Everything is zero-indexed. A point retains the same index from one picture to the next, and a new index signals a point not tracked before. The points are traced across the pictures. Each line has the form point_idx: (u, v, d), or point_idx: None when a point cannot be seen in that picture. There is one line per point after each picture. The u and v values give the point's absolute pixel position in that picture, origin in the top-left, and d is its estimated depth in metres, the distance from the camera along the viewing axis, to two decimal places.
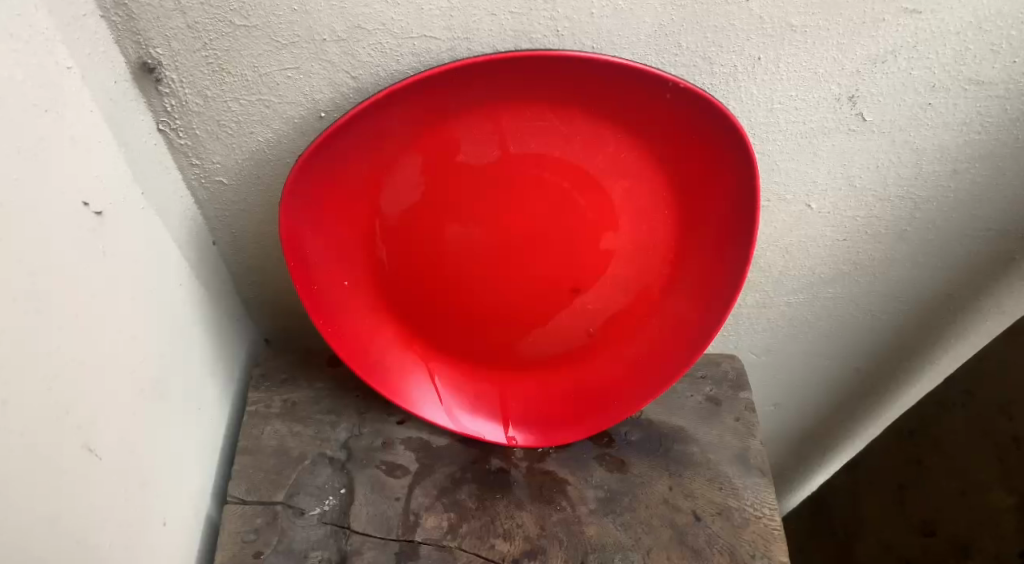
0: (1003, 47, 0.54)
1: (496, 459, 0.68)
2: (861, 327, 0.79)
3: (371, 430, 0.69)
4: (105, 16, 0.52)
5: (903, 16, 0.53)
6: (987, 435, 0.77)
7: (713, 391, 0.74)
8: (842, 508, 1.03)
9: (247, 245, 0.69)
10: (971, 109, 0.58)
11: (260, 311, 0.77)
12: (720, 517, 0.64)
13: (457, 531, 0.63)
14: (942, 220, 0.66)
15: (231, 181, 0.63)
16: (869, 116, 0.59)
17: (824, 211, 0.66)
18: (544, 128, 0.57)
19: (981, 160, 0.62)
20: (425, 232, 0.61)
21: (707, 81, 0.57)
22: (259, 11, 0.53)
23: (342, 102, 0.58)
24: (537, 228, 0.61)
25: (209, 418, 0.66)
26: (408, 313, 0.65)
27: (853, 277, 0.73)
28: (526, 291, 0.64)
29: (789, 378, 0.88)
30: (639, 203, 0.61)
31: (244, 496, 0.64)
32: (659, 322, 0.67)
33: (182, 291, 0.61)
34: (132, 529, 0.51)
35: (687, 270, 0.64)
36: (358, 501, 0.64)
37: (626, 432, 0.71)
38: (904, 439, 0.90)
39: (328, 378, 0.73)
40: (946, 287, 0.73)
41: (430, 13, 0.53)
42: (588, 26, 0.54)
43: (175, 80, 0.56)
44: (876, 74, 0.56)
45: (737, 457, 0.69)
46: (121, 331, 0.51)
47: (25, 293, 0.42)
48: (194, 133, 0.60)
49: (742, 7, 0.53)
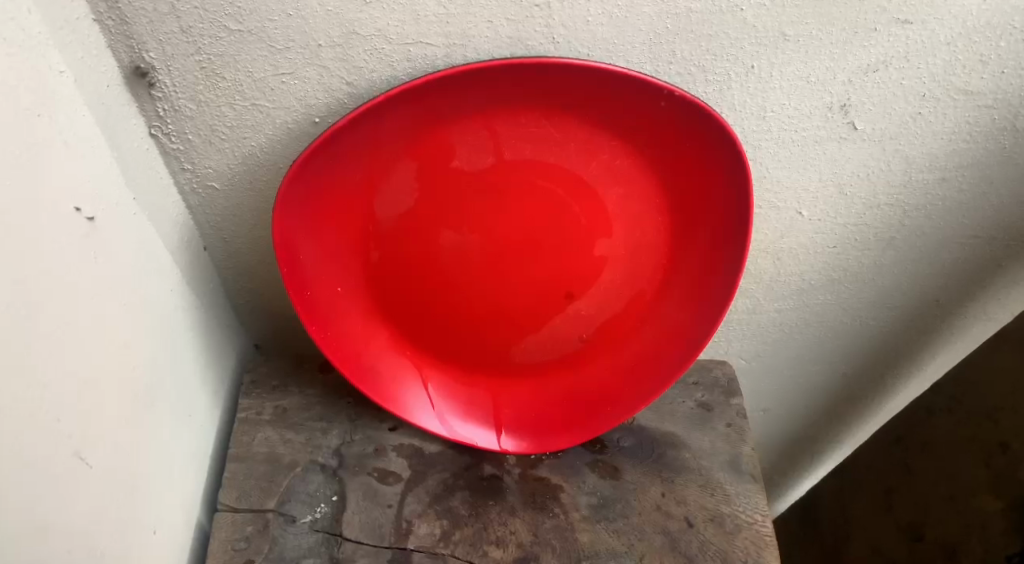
0: (992, 58, 0.55)
1: (489, 466, 0.68)
2: (850, 333, 0.80)
3: (362, 436, 0.69)
4: (98, 20, 0.51)
5: (895, 26, 0.53)
6: (973, 441, 0.78)
7: (705, 397, 0.75)
8: (829, 512, 1.03)
9: (238, 250, 0.69)
10: (960, 118, 0.59)
11: (250, 317, 0.76)
12: (713, 523, 0.64)
13: (450, 538, 0.63)
14: (930, 228, 0.67)
15: (223, 186, 0.63)
16: (860, 125, 0.59)
17: (815, 218, 0.67)
18: (540, 135, 0.57)
19: (970, 168, 0.62)
20: (421, 239, 0.60)
21: (701, 89, 0.57)
22: (253, 16, 0.52)
23: (337, 108, 0.58)
24: (532, 234, 0.61)
25: (200, 425, 0.65)
26: (403, 320, 0.65)
27: (842, 283, 0.73)
28: (521, 297, 0.64)
29: (778, 383, 0.89)
30: (633, 210, 0.61)
31: (235, 504, 0.63)
32: (653, 328, 0.67)
33: (174, 297, 0.60)
34: (122, 536, 0.51)
35: (682, 276, 0.64)
36: (351, 508, 0.64)
37: (619, 438, 0.71)
38: (892, 444, 0.91)
39: (320, 384, 0.73)
40: (934, 295, 0.74)
41: (426, 20, 0.53)
42: (584, 34, 0.54)
43: (168, 85, 0.56)
44: (868, 83, 0.57)
45: (729, 463, 0.69)
46: (111, 338, 0.50)
47: (18, 300, 0.41)
48: (186, 138, 0.59)
49: (737, 15, 0.53)
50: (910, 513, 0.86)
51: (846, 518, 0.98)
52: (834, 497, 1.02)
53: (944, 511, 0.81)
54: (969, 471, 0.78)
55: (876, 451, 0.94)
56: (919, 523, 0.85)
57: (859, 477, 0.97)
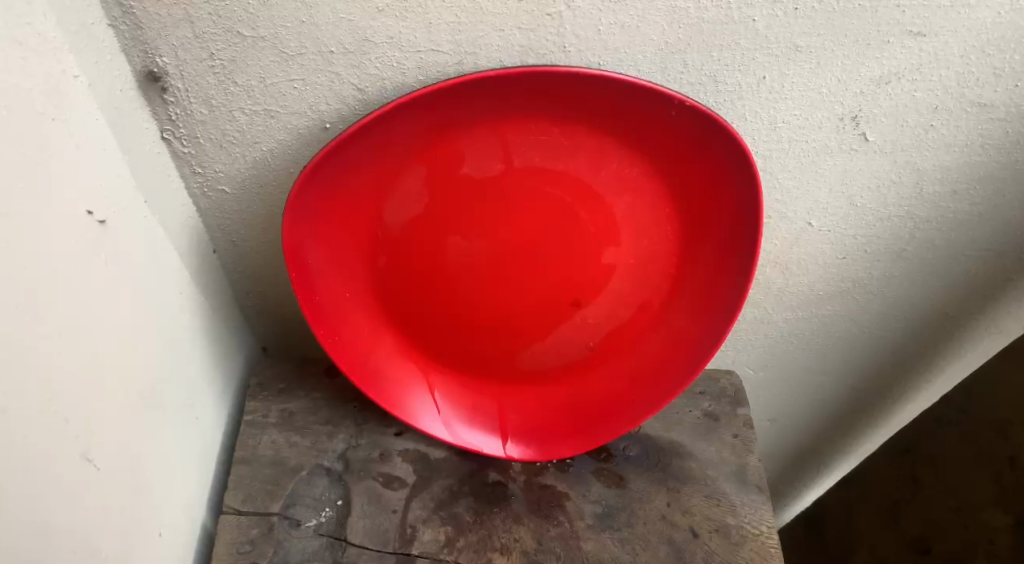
0: (1005, 71, 0.55)
1: (494, 473, 0.68)
2: (858, 345, 0.79)
3: (368, 441, 0.69)
4: (112, 25, 0.52)
5: (908, 39, 0.53)
6: (980, 454, 0.77)
7: (711, 407, 0.74)
8: (833, 523, 1.03)
9: (247, 254, 0.69)
10: (973, 130, 0.58)
11: (257, 319, 0.76)
12: (718, 534, 0.64)
13: (454, 545, 0.63)
14: (940, 240, 0.67)
15: (233, 190, 0.63)
16: (872, 136, 0.59)
17: (824, 228, 0.66)
18: (549, 142, 0.57)
19: (982, 181, 0.62)
20: (428, 243, 0.60)
21: (711, 99, 0.57)
22: (266, 22, 0.53)
23: (348, 113, 0.58)
24: (539, 240, 0.61)
25: (206, 428, 0.65)
26: (409, 324, 0.65)
27: (851, 294, 0.73)
28: (528, 302, 0.64)
29: (786, 392, 0.89)
30: (641, 218, 0.61)
31: (240, 506, 0.63)
32: (660, 336, 0.66)
33: (182, 300, 0.61)
34: (127, 537, 0.51)
35: (689, 285, 0.64)
36: (355, 513, 0.64)
37: (624, 446, 0.70)
38: (899, 456, 0.90)
39: (326, 388, 0.73)
40: (944, 307, 0.74)
41: (438, 28, 0.53)
42: (596, 43, 0.54)
43: (181, 89, 0.56)
44: (879, 94, 0.56)
45: (735, 474, 0.69)
46: (117, 338, 0.50)
47: (26, 304, 0.41)
48: (197, 142, 0.59)
49: (749, 26, 0.53)
50: (918, 527, 0.85)
51: (851, 529, 0.98)
52: (839, 509, 1.02)
53: (950, 525, 0.80)
54: (973, 485, 0.78)
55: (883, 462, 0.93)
56: (925, 536, 0.84)
57: (864, 489, 0.97)
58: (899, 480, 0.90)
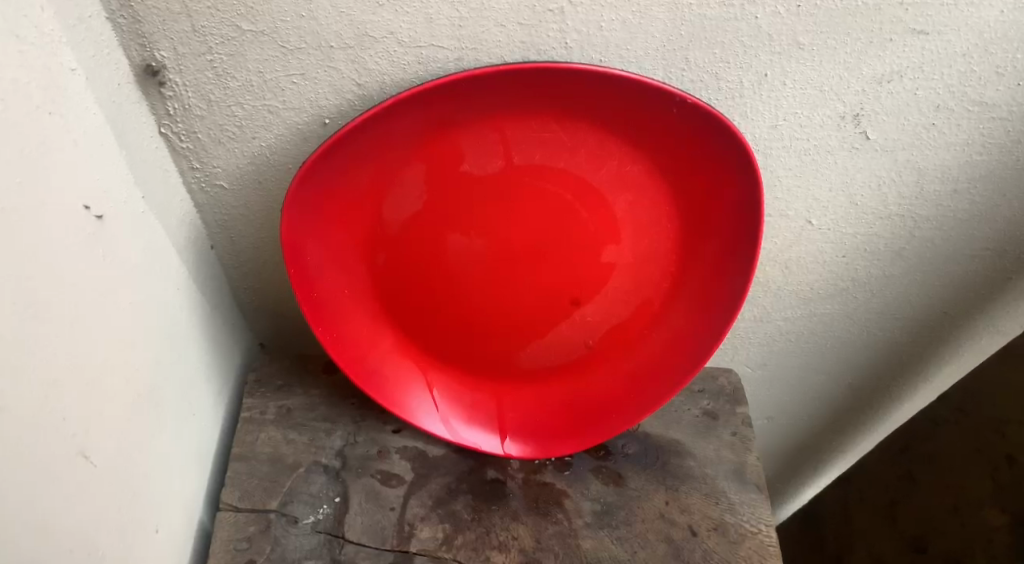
0: (1008, 69, 0.55)
1: (492, 470, 0.68)
2: (856, 343, 0.79)
3: (366, 438, 0.69)
4: (111, 19, 0.51)
5: (910, 37, 0.53)
6: (978, 451, 0.77)
7: (710, 405, 0.74)
8: (830, 521, 1.03)
9: (245, 250, 0.69)
10: (974, 129, 0.58)
11: (254, 316, 0.76)
12: (716, 532, 0.64)
13: (452, 543, 0.62)
14: (940, 239, 0.67)
15: (232, 185, 0.63)
16: (873, 135, 0.59)
17: (824, 227, 0.66)
18: (550, 140, 0.57)
19: (982, 181, 0.62)
20: (427, 240, 0.60)
21: (712, 97, 0.57)
22: (266, 16, 0.52)
23: (347, 109, 0.58)
24: (539, 237, 0.61)
25: (203, 424, 0.65)
26: (408, 321, 0.65)
27: (849, 293, 0.73)
28: (527, 300, 0.63)
29: (784, 390, 0.89)
30: (641, 216, 0.60)
31: (237, 504, 0.63)
32: (660, 334, 0.66)
33: (180, 296, 0.60)
34: (124, 533, 0.51)
35: (689, 283, 0.64)
36: (353, 510, 0.64)
37: (622, 444, 0.70)
38: (896, 455, 0.90)
39: (324, 385, 0.73)
40: (943, 306, 0.74)
41: (439, 23, 0.53)
42: (597, 40, 0.54)
43: (179, 84, 0.55)
44: (881, 93, 0.56)
45: (733, 472, 0.69)
46: (113, 335, 0.50)
47: (24, 300, 0.41)
48: (196, 137, 0.59)
49: (751, 23, 0.53)
50: (915, 526, 0.85)
51: (847, 527, 0.98)
52: (836, 507, 1.02)
53: (947, 523, 0.80)
54: (971, 483, 0.78)
55: (880, 460, 0.93)
56: (922, 534, 0.84)
57: (860, 487, 0.97)
58: (896, 479, 0.90)
